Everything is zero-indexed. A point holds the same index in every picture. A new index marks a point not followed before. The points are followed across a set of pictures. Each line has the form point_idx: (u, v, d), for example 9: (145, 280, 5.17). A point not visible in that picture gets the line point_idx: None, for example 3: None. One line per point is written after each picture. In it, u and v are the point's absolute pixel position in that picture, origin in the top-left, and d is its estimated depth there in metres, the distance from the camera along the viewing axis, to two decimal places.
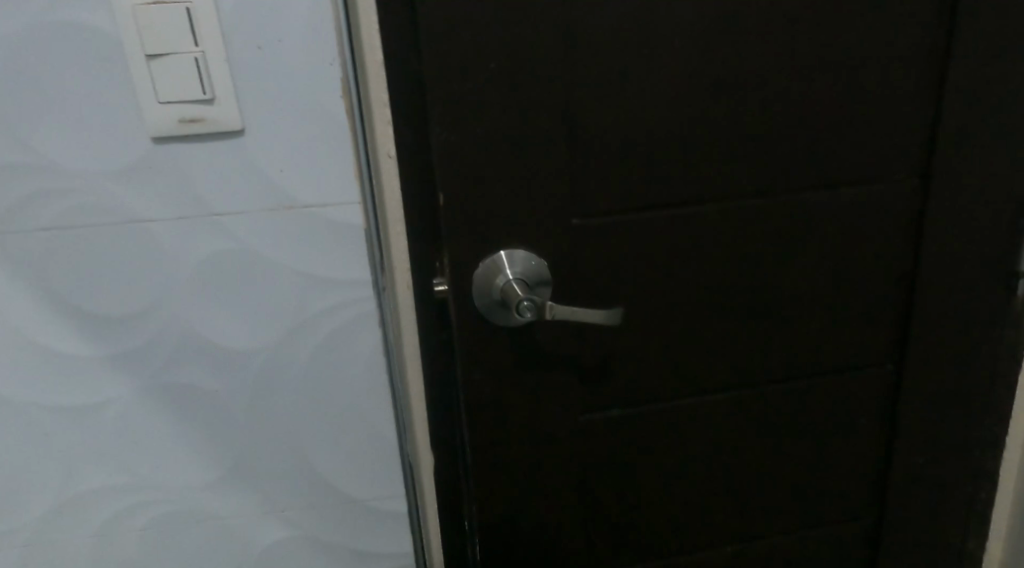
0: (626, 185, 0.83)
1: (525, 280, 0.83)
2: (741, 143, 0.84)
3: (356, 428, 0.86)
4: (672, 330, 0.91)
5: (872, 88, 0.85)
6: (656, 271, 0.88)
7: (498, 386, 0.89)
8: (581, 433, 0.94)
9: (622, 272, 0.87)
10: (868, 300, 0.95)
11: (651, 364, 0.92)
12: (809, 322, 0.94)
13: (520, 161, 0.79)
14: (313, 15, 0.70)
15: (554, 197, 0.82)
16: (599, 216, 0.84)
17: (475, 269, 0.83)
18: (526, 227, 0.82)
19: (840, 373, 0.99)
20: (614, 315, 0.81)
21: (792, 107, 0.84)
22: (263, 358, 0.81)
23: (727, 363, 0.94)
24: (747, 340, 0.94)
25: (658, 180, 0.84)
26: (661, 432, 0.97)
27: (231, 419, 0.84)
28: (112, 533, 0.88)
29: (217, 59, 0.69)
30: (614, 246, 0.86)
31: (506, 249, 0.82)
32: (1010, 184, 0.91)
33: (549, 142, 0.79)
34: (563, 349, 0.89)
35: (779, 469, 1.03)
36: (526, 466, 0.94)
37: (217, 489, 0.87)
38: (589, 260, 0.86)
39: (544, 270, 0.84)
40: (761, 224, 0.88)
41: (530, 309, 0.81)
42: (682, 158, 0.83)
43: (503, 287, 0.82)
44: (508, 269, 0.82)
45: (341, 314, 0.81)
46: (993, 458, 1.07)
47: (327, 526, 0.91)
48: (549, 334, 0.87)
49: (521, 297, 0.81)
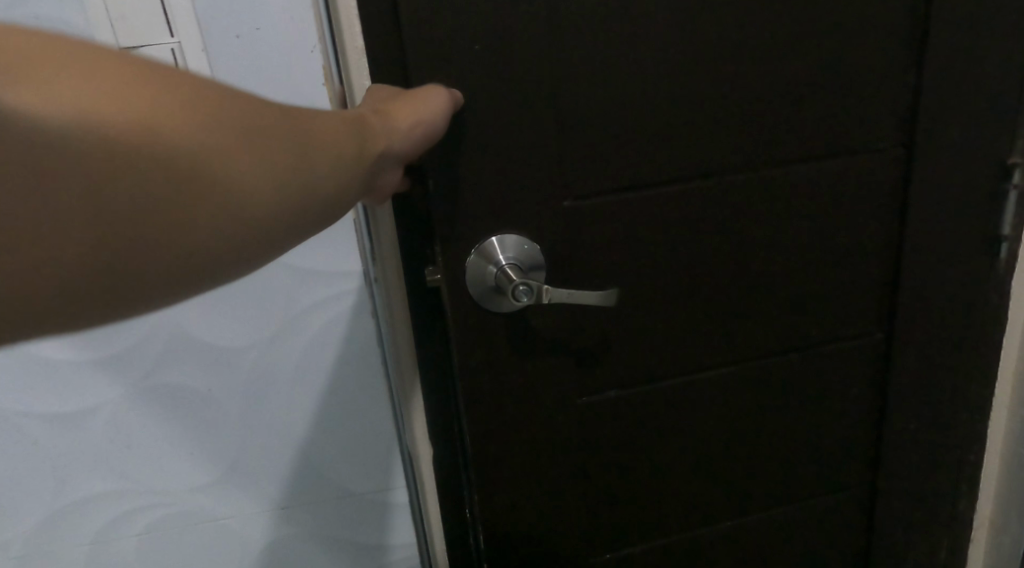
0: (615, 165, 0.82)
1: (519, 262, 0.82)
2: (728, 119, 0.83)
3: (353, 418, 0.91)
4: (666, 311, 0.91)
5: (854, 58, 0.84)
6: (648, 251, 0.87)
7: (496, 374, 0.88)
8: (580, 416, 0.93)
9: (612, 253, 0.86)
10: (858, 270, 0.95)
11: (647, 344, 0.92)
12: (800, 297, 0.95)
13: (507, 145, 0.78)
14: (288, 6, 0.76)
15: (544, 181, 0.81)
16: (590, 199, 0.83)
17: (468, 257, 0.81)
18: (516, 212, 0.81)
19: (831, 345, 0.99)
20: (610, 296, 0.80)
21: (776, 83, 0.83)
22: (256, 356, 0.85)
23: (721, 339, 0.94)
24: (740, 316, 0.94)
25: (648, 160, 0.83)
26: (659, 411, 0.97)
27: (226, 416, 0.87)
28: (110, 539, 0.92)
29: (193, 48, 0.76)
30: (604, 228, 0.85)
31: (497, 234, 0.81)
32: (992, 152, 0.91)
33: (535, 126, 0.78)
34: (558, 333, 0.88)
35: (775, 442, 1.03)
36: (528, 452, 0.93)
37: (217, 488, 0.91)
38: (581, 243, 0.85)
39: (539, 255, 0.83)
40: (751, 198, 0.88)
41: (526, 293, 0.79)
42: (670, 138, 0.83)
43: (497, 274, 0.81)
44: (500, 255, 0.81)
45: (332, 308, 0.85)
46: (978, 420, 1.09)
47: (324, 519, 0.95)
48: (545, 318, 0.87)
49: (515, 281, 0.80)
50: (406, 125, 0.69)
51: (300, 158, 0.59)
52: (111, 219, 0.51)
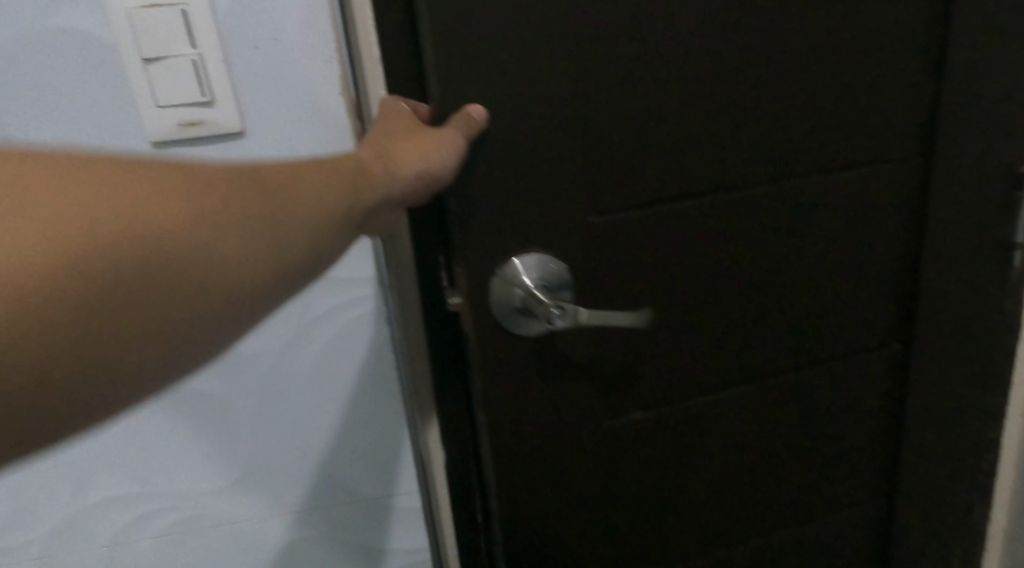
0: (638, 179, 0.80)
1: (546, 285, 0.78)
2: (749, 128, 0.83)
3: (366, 424, 0.91)
4: (688, 326, 0.89)
5: (873, 65, 0.84)
6: (671, 267, 0.85)
7: (521, 399, 0.84)
8: (604, 438, 0.90)
9: (634, 269, 0.84)
10: (876, 280, 0.95)
11: (669, 362, 0.90)
12: (818, 307, 0.94)
13: (529, 160, 0.75)
14: (310, 14, 0.70)
15: (567, 195, 0.78)
16: (613, 214, 0.81)
17: (491, 280, 0.78)
18: (541, 229, 0.78)
19: (849, 355, 0.99)
20: (643, 317, 0.79)
21: (794, 92, 0.83)
22: (270, 360, 0.86)
23: (743, 353, 0.93)
24: (761, 330, 0.92)
25: (671, 171, 0.81)
26: (682, 431, 0.94)
27: (241, 420, 0.88)
28: (127, 542, 0.92)
29: (214, 60, 0.69)
30: (629, 244, 0.82)
31: (518, 255, 0.78)
32: (1009, 160, 0.91)
33: (557, 139, 0.76)
34: (582, 354, 0.85)
35: (795, 456, 1.02)
36: (551, 476, 0.89)
37: (232, 492, 0.91)
38: (605, 258, 0.82)
39: (564, 274, 0.80)
40: (770, 209, 0.87)
41: (559, 316, 0.77)
42: (693, 149, 0.81)
43: (523, 297, 0.78)
44: (525, 277, 0.78)
45: (346, 313, 0.86)
46: (993, 428, 1.08)
47: (338, 523, 0.95)
48: (570, 338, 0.84)
49: (547, 303, 0.77)
50: (411, 170, 0.68)
51: (282, 227, 0.60)
52: (101, 339, 0.50)
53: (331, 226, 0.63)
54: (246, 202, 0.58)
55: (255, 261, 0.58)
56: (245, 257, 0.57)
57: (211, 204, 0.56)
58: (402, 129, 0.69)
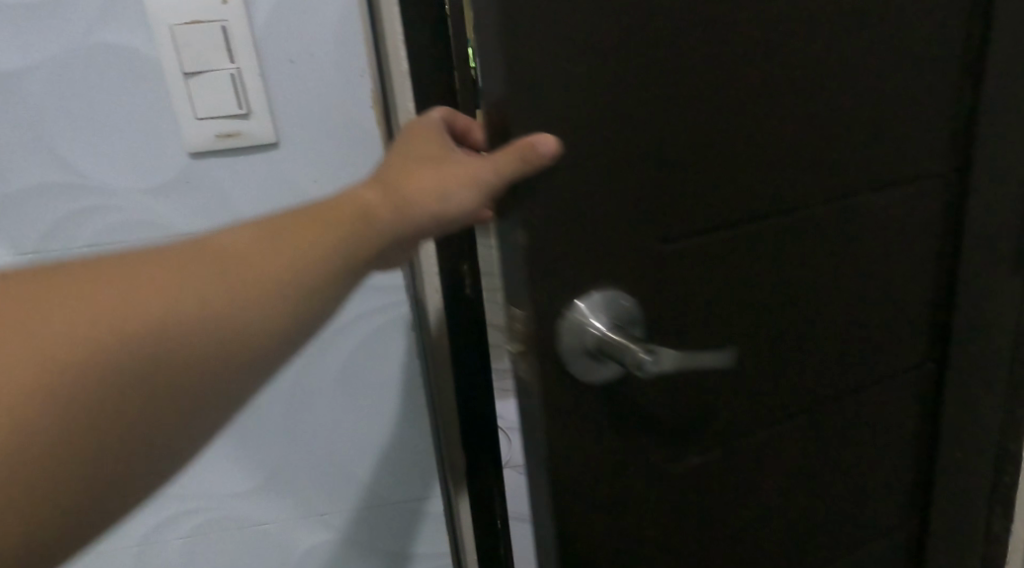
0: (708, 198, 0.69)
1: (625, 328, 0.65)
2: (814, 141, 0.75)
3: (390, 429, 0.91)
4: (754, 361, 0.78)
5: (919, 79, 0.81)
6: (737, 298, 0.74)
7: (582, 460, 0.68)
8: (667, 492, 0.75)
9: (699, 302, 0.71)
10: (914, 299, 0.91)
11: (735, 404, 0.78)
12: (868, 329, 0.87)
13: (592, 170, 0.62)
14: (344, 29, 0.72)
15: (631, 213, 0.65)
16: (682, 241, 0.69)
17: (561, 321, 0.64)
18: (609, 256, 0.65)
19: (901, 378, 0.94)
20: (731, 356, 0.67)
21: (856, 103, 0.77)
22: (298, 363, 0.87)
23: (803, 387, 0.83)
24: (835, 360, 0.84)
25: (742, 190, 0.71)
26: (743, 478, 0.81)
27: (268, 422, 0.88)
28: (156, 543, 0.92)
29: (251, 74, 0.71)
30: (697, 274, 0.70)
31: (581, 296, 0.64)
32: None
33: (623, 148, 0.63)
34: (649, 403, 0.71)
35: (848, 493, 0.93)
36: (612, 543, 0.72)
37: (257, 494, 0.91)
38: (672, 290, 0.69)
39: (635, 311, 0.67)
40: (850, 230, 0.81)
41: (651, 362, 0.62)
42: (762, 164, 0.71)
43: (597, 341, 0.64)
44: (595, 319, 0.64)
45: (374, 318, 0.86)
46: None
47: (363, 527, 0.96)
48: (640, 385, 0.70)
49: (632, 348, 0.63)
50: (427, 211, 0.59)
51: (262, 294, 0.52)
52: (62, 457, 0.45)
53: (328, 282, 0.55)
54: (215, 277, 0.51)
55: (236, 336, 0.51)
56: (239, 339, 0.51)
57: (170, 290, 0.49)
58: (427, 160, 0.61)
